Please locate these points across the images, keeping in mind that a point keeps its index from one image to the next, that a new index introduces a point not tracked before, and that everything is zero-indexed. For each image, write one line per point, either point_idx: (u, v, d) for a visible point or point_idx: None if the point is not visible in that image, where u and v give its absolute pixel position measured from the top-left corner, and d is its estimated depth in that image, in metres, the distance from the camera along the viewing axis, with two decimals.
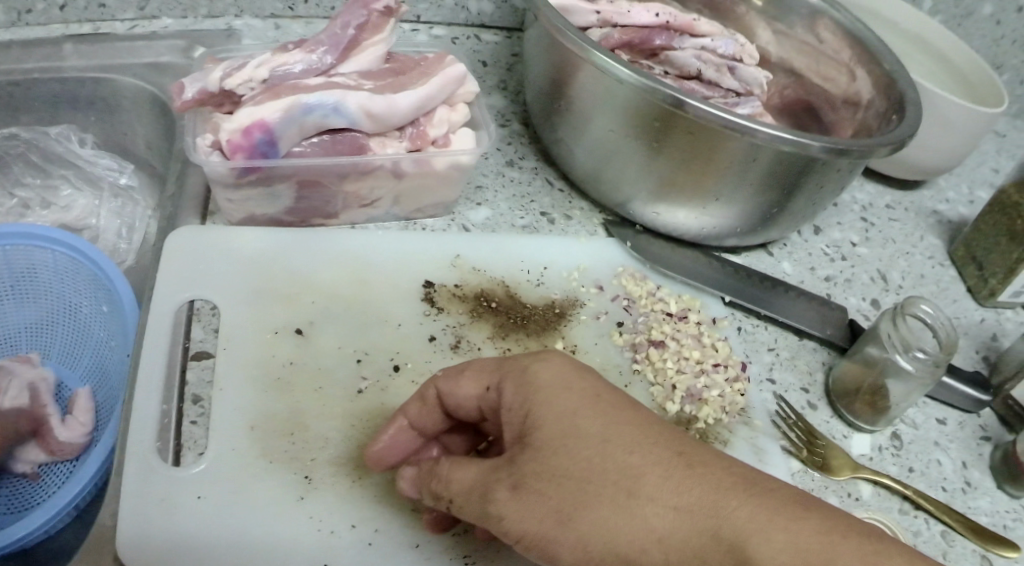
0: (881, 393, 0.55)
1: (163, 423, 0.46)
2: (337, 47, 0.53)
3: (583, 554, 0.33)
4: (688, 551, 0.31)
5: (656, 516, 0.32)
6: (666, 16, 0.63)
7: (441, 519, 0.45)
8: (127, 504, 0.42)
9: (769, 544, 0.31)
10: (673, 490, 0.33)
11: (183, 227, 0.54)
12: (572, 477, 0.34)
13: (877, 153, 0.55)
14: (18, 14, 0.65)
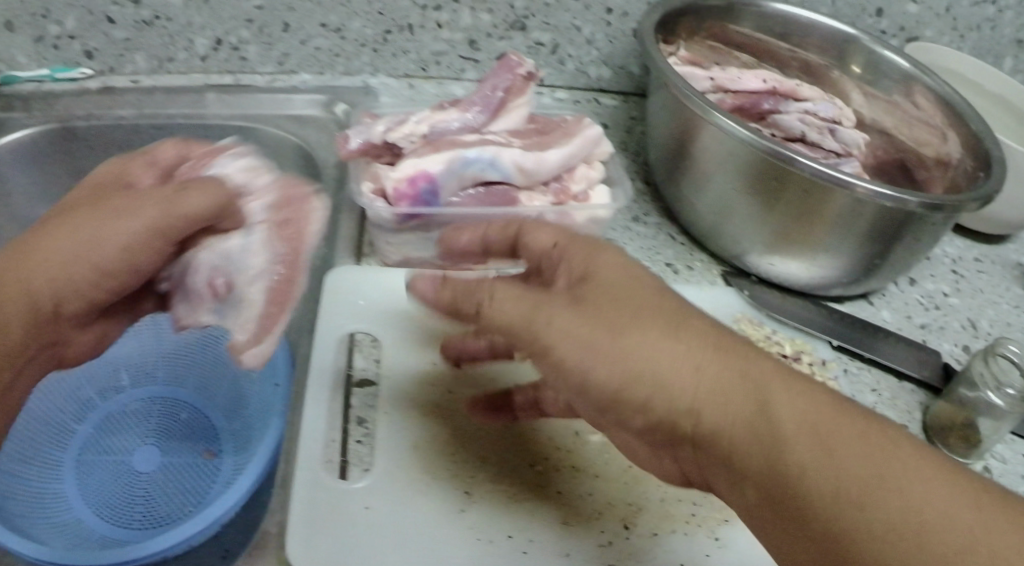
0: (972, 430, 0.60)
1: (331, 439, 0.52)
2: (489, 107, 0.60)
3: (611, 374, 0.36)
4: (721, 402, 0.36)
5: (692, 369, 0.36)
6: (773, 83, 0.72)
7: (589, 533, 0.49)
8: (301, 513, 0.47)
9: (788, 404, 0.36)
10: (717, 354, 0.37)
11: (342, 267, 0.61)
12: (621, 310, 0.37)
13: (968, 208, 0.58)
14: (161, 63, 0.74)
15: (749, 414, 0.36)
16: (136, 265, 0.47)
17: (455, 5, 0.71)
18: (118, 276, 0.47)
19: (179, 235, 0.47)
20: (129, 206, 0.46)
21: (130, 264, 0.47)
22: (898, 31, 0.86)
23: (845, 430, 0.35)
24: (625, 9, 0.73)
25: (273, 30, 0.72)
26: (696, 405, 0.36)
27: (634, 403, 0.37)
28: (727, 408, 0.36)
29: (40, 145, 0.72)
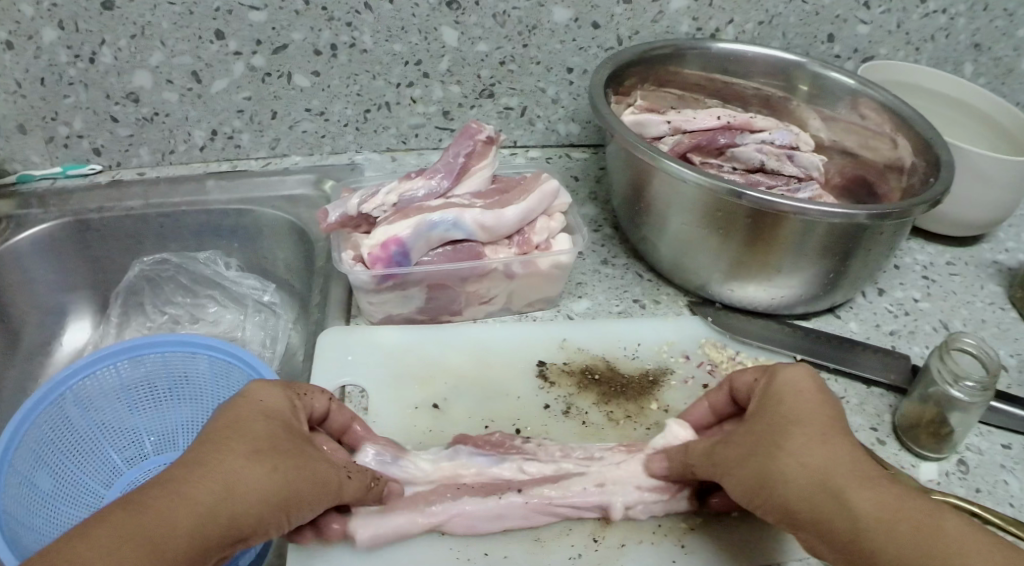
0: (944, 426, 0.63)
1: None
2: (451, 172, 0.65)
3: (811, 480, 0.45)
4: (847, 481, 0.44)
5: (838, 461, 0.44)
6: (727, 119, 0.78)
7: (562, 547, 0.55)
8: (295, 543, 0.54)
9: (884, 484, 0.43)
10: (845, 450, 0.45)
11: (332, 328, 0.66)
12: (779, 424, 0.48)
13: (915, 212, 0.62)
14: (164, 155, 0.82)
15: (868, 496, 0.43)
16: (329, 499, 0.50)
17: (426, 81, 0.77)
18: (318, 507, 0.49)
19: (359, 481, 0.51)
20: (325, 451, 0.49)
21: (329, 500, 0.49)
22: (853, 54, 0.91)
23: (915, 516, 0.41)
24: (585, 66, 0.79)
25: (262, 118, 0.79)
26: (821, 482, 0.44)
27: (768, 481, 0.46)
28: (847, 489, 0.43)
29: (58, 237, 0.79)
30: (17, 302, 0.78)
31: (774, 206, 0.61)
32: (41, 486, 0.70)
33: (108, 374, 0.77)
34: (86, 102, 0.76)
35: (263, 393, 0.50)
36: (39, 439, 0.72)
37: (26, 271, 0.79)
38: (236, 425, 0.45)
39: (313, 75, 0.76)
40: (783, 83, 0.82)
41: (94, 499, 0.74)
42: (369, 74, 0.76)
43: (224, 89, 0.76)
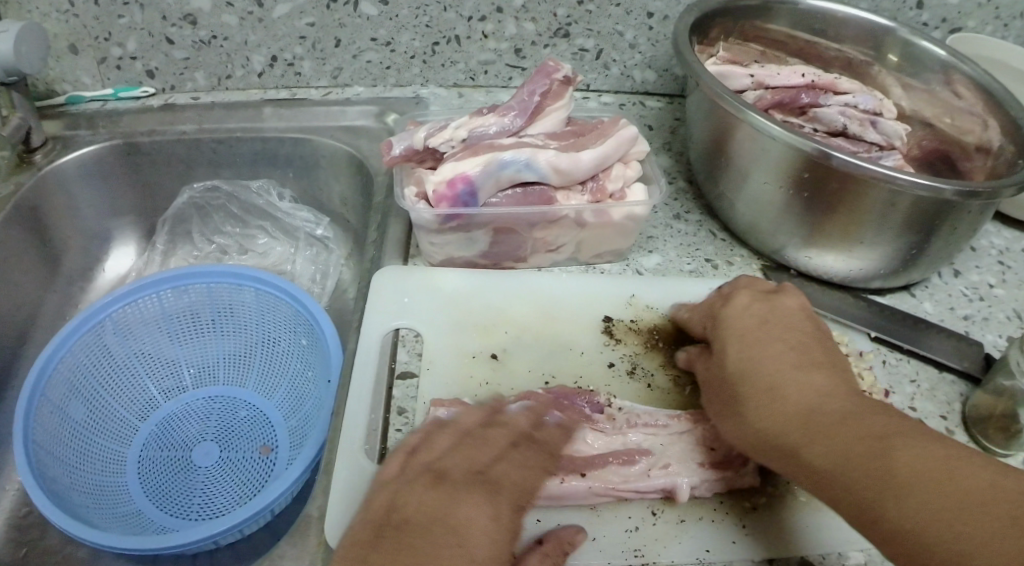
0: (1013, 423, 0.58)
1: (374, 427, 0.55)
2: (526, 111, 0.62)
3: (760, 431, 0.46)
4: (812, 427, 0.44)
5: (805, 407, 0.45)
6: (812, 77, 0.73)
7: (617, 519, 0.53)
8: (340, 491, 0.51)
9: (844, 418, 0.44)
10: (809, 394, 0.46)
11: (391, 266, 0.64)
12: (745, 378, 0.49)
13: (1005, 193, 0.57)
14: (220, 79, 0.79)
15: (827, 444, 0.43)
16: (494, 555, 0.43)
17: (499, 16, 0.74)
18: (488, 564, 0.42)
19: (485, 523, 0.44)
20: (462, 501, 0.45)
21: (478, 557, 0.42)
22: (940, 23, 0.85)
23: (869, 448, 0.42)
24: (665, 13, 0.74)
25: (325, 45, 0.76)
26: (786, 432, 0.45)
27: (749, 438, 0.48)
28: (813, 438, 0.44)
29: (106, 160, 0.77)
30: (59, 227, 0.76)
31: (862, 171, 0.57)
32: (75, 416, 0.70)
33: (150, 303, 0.75)
34: (142, 22, 0.73)
35: (461, 517, 0.44)
36: (76, 368, 0.71)
37: (71, 194, 0.77)
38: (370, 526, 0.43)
39: (380, 4, 0.72)
40: (871, 48, 0.77)
41: (128, 431, 0.73)
42: (441, 6, 0.73)
43: (286, 14, 0.73)
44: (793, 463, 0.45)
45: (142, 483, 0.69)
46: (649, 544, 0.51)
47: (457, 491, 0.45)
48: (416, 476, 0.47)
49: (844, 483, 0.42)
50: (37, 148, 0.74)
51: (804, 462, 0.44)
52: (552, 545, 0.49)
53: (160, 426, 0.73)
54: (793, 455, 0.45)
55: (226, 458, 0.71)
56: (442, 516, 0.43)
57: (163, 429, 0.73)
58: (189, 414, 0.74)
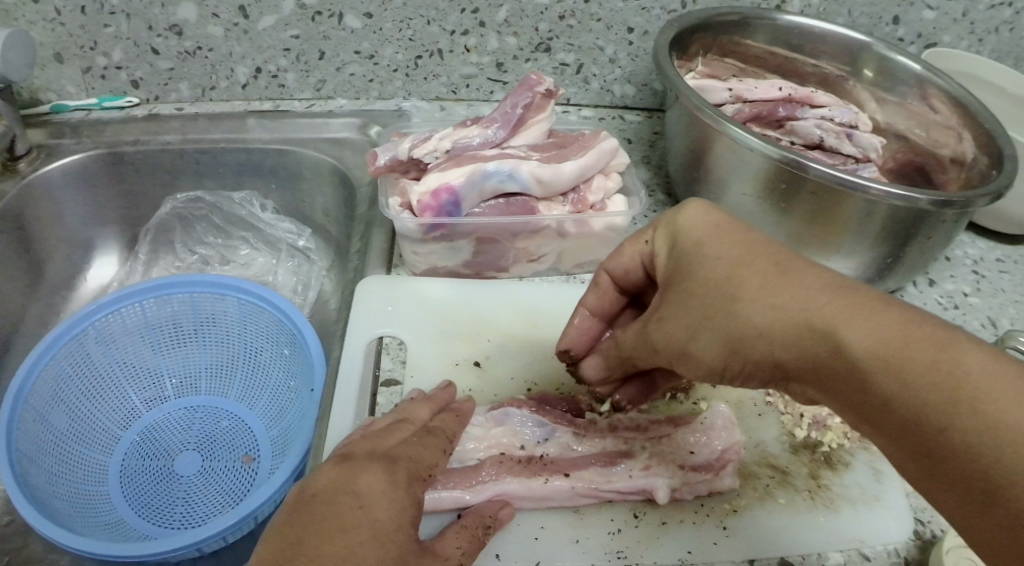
0: None
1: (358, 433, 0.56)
2: (508, 123, 0.63)
3: (777, 326, 0.39)
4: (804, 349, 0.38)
5: (785, 329, 0.39)
6: (789, 90, 0.75)
7: (600, 521, 0.53)
8: None
9: (829, 329, 0.37)
10: (786, 305, 0.39)
11: (375, 275, 0.64)
12: (707, 310, 0.42)
13: (979, 203, 0.59)
14: (204, 90, 0.79)
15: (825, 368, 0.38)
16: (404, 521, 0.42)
17: (482, 30, 0.75)
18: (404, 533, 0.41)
19: (397, 485, 0.43)
20: (363, 471, 0.43)
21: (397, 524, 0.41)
22: (915, 39, 0.86)
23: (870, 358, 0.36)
24: (646, 28, 0.76)
25: (309, 57, 0.77)
26: (778, 360, 0.40)
27: (737, 371, 0.42)
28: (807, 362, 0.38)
29: (89, 169, 0.77)
30: (43, 235, 0.76)
31: (838, 182, 0.58)
32: (57, 425, 0.70)
33: (133, 312, 0.75)
34: (128, 32, 0.73)
35: (362, 483, 0.42)
36: (58, 376, 0.71)
37: (55, 202, 0.77)
38: (282, 522, 0.40)
39: (364, 17, 0.73)
40: (848, 63, 0.79)
41: (111, 440, 0.72)
42: (424, 20, 0.73)
43: (271, 25, 0.73)
44: (822, 362, 0.38)
45: (125, 492, 0.69)
46: (631, 546, 0.52)
47: (359, 463, 0.43)
48: (325, 458, 0.45)
49: (889, 383, 0.35)
50: (21, 156, 0.74)
51: (836, 358, 0.37)
52: (473, 519, 0.48)
53: (143, 435, 0.73)
54: (819, 349, 0.38)
55: (209, 467, 0.71)
56: (343, 485, 0.42)
57: (146, 438, 0.73)
58: (171, 423, 0.74)
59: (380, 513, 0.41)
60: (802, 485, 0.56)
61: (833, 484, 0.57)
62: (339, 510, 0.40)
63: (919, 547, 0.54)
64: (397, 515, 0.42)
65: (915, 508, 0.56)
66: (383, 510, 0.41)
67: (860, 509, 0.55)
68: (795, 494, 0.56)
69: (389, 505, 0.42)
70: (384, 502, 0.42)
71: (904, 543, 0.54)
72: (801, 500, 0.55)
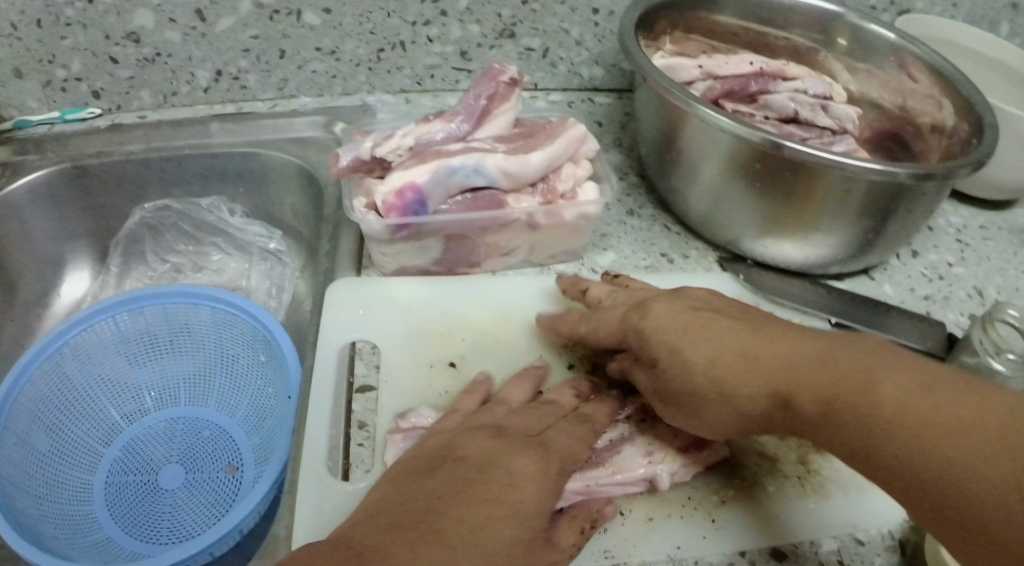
0: None
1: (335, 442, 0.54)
2: (473, 116, 0.62)
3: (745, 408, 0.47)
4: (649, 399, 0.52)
5: (669, 347, 0.48)
6: (760, 64, 0.73)
7: None
8: (303, 513, 0.50)
9: (666, 325, 0.50)
10: (711, 349, 0.47)
11: (344, 278, 0.63)
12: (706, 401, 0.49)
13: (959, 174, 0.57)
14: (166, 97, 0.78)
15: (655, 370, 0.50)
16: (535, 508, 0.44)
17: (443, 19, 0.73)
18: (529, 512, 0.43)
19: (464, 451, 0.46)
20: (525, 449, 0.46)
21: (541, 506, 0.44)
22: (888, 6, 0.84)
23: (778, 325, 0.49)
24: (611, 9, 0.74)
25: (271, 57, 0.75)
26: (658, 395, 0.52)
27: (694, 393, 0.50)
28: (704, 353, 0.47)
29: (55, 184, 0.75)
30: (12, 255, 0.75)
31: (813, 160, 0.56)
32: (37, 446, 0.69)
33: (107, 328, 0.74)
34: (85, 43, 0.72)
35: (516, 463, 0.45)
36: (36, 397, 0.70)
37: (23, 221, 0.75)
38: (397, 479, 0.45)
39: (323, 13, 0.71)
40: (820, 35, 0.77)
41: (92, 458, 0.71)
42: (383, 12, 0.72)
43: (229, 27, 0.72)
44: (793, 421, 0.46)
45: (110, 509, 0.69)
46: (619, 544, 0.51)
47: (518, 444, 0.47)
48: (476, 428, 0.49)
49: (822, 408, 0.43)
50: None
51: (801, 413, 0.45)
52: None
53: (125, 451, 0.72)
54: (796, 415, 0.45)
55: (195, 479, 0.70)
56: (491, 461, 0.45)
57: (128, 455, 0.72)
58: (153, 436, 0.73)
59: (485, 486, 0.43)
60: (790, 471, 0.55)
61: (823, 468, 0.56)
62: (466, 486, 0.43)
63: (912, 527, 0.53)
64: (534, 495, 0.44)
65: None
66: (480, 484, 0.43)
67: (850, 494, 0.54)
68: (783, 481, 0.55)
69: (541, 484, 0.45)
70: (532, 482, 0.44)
71: (897, 526, 0.53)
72: (790, 487, 0.54)
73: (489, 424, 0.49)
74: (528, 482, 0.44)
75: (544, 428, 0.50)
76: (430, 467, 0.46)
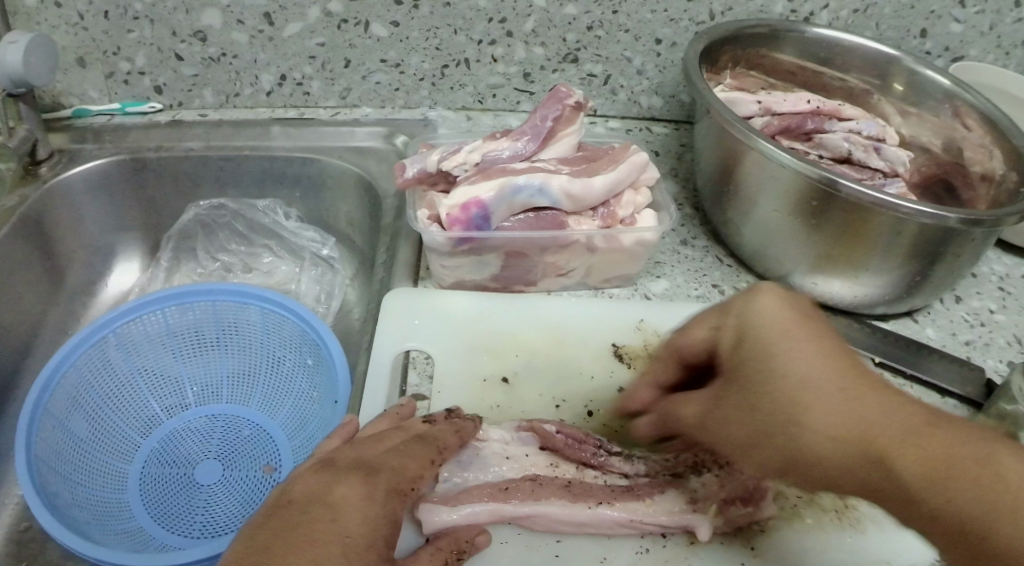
0: None
1: None
2: (538, 136, 0.63)
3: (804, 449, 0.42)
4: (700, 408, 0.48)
5: (763, 361, 0.43)
6: (816, 103, 0.74)
7: (629, 543, 0.53)
8: None
9: (766, 335, 0.44)
10: (806, 377, 0.42)
11: (401, 287, 0.64)
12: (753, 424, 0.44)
13: (1009, 222, 0.58)
14: (228, 97, 0.79)
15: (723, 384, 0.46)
16: (369, 536, 0.43)
17: (509, 40, 0.74)
18: (362, 544, 0.42)
19: (295, 489, 0.45)
20: (344, 481, 0.45)
21: (376, 534, 0.43)
22: (943, 52, 0.85)
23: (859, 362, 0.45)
24: (674, 40, 0.75)
25: (335, 66, 0.76)
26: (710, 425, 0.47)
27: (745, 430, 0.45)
28: (792, 387, 0.42)
29: (112, 175, 0.77)
30: (64, 241, 0.76)
31: (869, 200, 0.57)
32: (77, 431, 0.70)
33: (154, 320, 0.75)
34: (152, 38, 0.73)
35: (336, 493, 0.44)
36: (78, 383, 0.71)
37: (78, 208, 0.77)
38: (246, 535, 0.42)
39: (391, 26, 0.73)
40: (876, 78, 0.78)
41: (129, 448, 0.72)
42: (451, 29, 0.73)
43: (297, 33, 0.73)
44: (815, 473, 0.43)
45: (143, 500, 0.69)
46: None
47: (339, 471, 0.45)
48: (309, 465, 0.48)
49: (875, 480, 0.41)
50: (43, 160, 0.74)
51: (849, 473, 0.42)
52: (447, 542, 0.49)
53: (163, 443, 0.73)
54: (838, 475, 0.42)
55: (230, 476, 0.71)
56: (318, 496, 0.44)
57: (165, 448, 0.72)
58: (193, 431, 0.74)
59: (318, 526, 0.42)
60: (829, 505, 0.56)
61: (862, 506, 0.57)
62: (295, 531, 0.41)
63: None
64: (372, 525, 0.43)
65: None
66: (309, 522, 0.42)
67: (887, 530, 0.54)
68: (821, 514, 0.55)
69: (363, 513, 0.44)
70: (356, 514, 0.43)
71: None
72: (827, 520, 0.55)
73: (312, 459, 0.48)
74: (356, 514, 0.43)
75: (383, 448, 0.49)
76: (268, 516, 0.43)
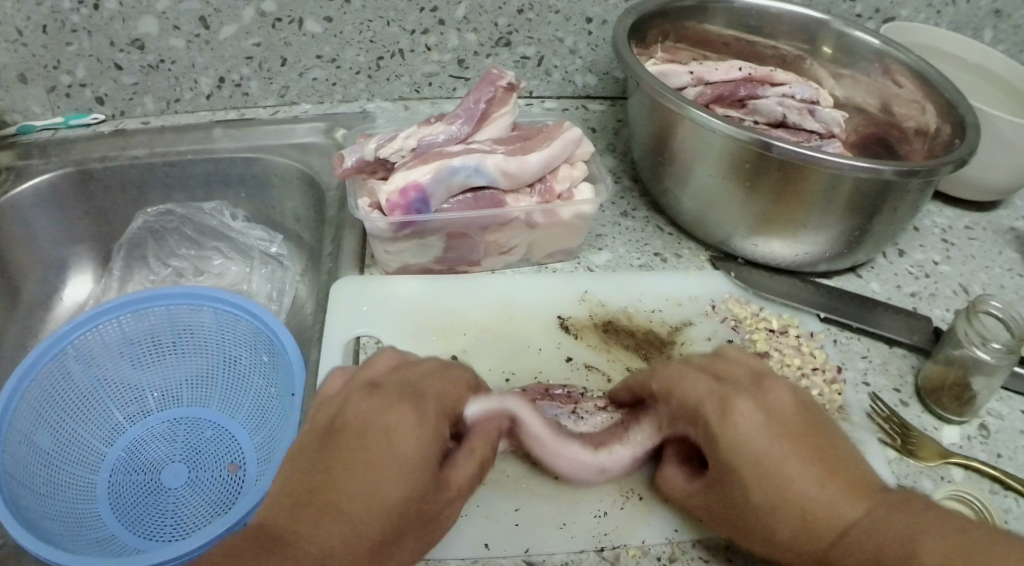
0: (966, 392, 0.59)
1: None
2: (472, 119, 0.64)
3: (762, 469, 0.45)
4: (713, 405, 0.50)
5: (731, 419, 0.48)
6: (748, 70, 0.76)
7: (587, 505, 0.55)
8: None
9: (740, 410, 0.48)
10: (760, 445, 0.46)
11: (345, 277, 0.65)
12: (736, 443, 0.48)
13: (943, 171, 0.59)
14: (169, 103, 0.79)
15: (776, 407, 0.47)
16: (424, 456, 0.45)
17: (441, 28, 0.75)
18: (413, 460, 0.44)
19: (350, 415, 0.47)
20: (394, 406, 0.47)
21: (426, 451, 0.46)
22: (873, 13, 0.87)
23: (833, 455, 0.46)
24: (604, 18, 0.77)
25: (272, 65, 0.77)
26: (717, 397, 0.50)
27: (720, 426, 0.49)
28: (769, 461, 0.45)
29: (60, 188, 0.77)
30: (17, 256, 0.76)
31: (800, 160, 0.59)
32: (42, 445, 0.69)
33: (111, 329, 0.75)
34: (91, 48, 0.73)
35: (390, 416, 0.46)
36: (40, 396, 0.70)
37: (29, 224, 0.77)
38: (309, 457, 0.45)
39: (325, 21, 0.73)
40: (806, 43, 0.80)
41: (95, 457, 0.72)
42: (383, 21, 0.74)
43: (233, 34, 0.74)
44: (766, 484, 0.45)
45: (112, 507, 0.69)
46: (618, 527, 0.54)
47: (389, 398, 0.48)
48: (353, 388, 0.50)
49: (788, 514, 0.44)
50: None
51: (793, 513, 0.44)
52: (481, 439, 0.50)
53: (129, 451, 0.73)
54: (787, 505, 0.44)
55: (196, 478, 0.71)
56: (375, 419, 0.46)
57: (132, 454, 0.73)
58: (155, 437, 0.74)
59: (376, 447, 0.44)
60: None
61: None
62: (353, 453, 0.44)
63: None
64: (427, 443, 0.46)
65: (898, 475, 0.57)
66: (366, 443, 0.45)
67: None
68: None
69: (418, 431, 0.46)
70: (411, 432, 0.45)
71: None
72: None
73: (360, 380, 0.51)
74: (411, 434, 0.45)
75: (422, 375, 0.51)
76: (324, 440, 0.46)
